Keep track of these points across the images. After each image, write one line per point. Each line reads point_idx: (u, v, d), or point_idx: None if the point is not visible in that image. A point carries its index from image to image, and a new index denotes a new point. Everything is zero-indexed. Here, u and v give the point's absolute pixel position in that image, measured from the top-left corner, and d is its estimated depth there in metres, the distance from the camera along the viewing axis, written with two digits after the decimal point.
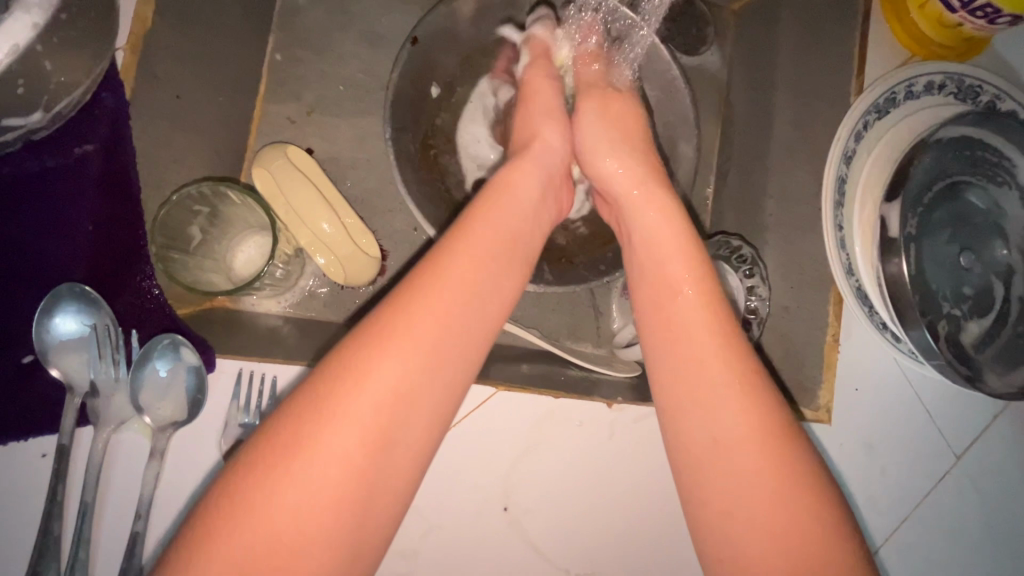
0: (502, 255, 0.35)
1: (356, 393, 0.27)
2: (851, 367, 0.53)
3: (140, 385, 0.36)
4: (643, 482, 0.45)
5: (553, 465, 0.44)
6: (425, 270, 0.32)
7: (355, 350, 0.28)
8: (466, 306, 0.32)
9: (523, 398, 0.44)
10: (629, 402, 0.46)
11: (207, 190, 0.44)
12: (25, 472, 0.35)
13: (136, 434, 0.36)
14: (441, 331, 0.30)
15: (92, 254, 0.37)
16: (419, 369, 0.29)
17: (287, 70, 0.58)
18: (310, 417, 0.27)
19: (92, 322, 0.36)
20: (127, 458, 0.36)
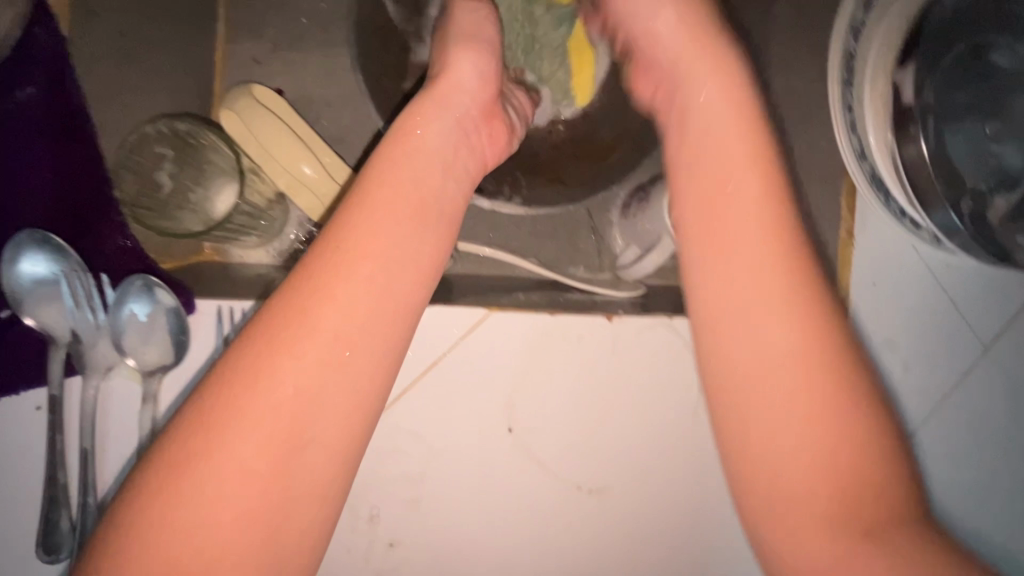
0: (411, 224, 0.31)
1: (256, 394, 0.26)
2: (866, 257, 0.49)
3: (119, 331, 0.36)
4: (649, 393, 0.44)
5: (553, 383, 0.43)
6: (321, 249, 0.29)
7: (252, 351, 0.27)
8: (374, 286, 0.29)
9: (515, 318, 0.43)
10: (629, 314, 0.44)
11: (165, 129, 0.42)
12: (22, 424, 0.35)
13: (127, 380, 0.36)
14: (347, 316, 0.28)
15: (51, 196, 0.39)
16: (321, 365, 0.27)
17: None
18: (209, 420, 0.26)
19: (60, 268, 0.35)
20: (121, 403, 0.36)
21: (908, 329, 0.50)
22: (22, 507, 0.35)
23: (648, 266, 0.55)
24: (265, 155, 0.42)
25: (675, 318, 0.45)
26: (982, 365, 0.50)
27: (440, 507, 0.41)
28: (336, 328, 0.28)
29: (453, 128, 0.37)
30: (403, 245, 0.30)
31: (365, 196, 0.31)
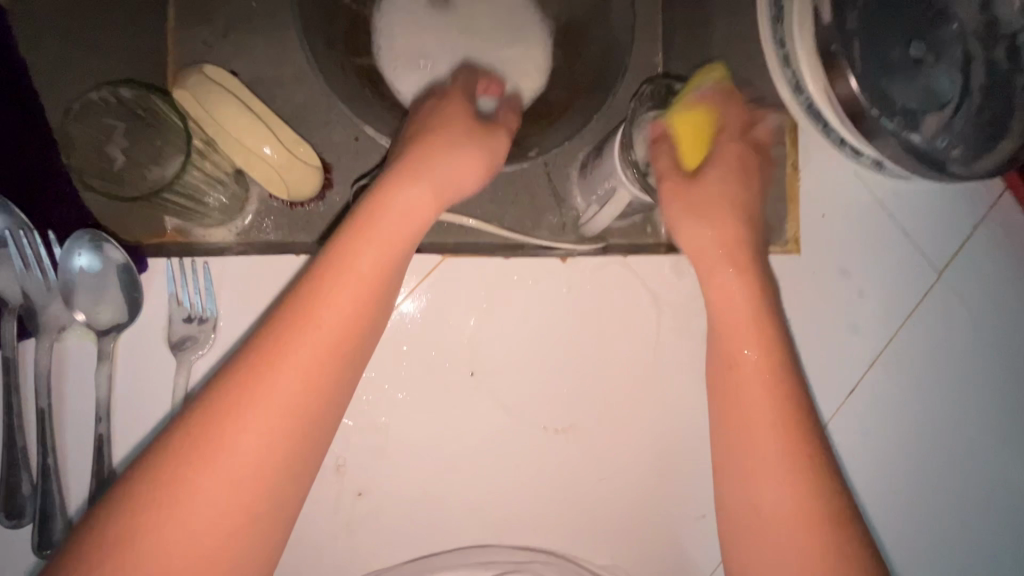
0: (370, 304, 0.35)
1: (218, 454, 0.30)
2: (812, 196, 0.51)
3: (69, 286, 0.40)
4: (603, 327, 0.44)
5: (512, 326, 0.43)
6: (286, 318, 0.33)
7: (220, 418, 0.30)
8: (338, 364, 0.33)
9: (468, 263, 0.43)
10: (584, 255, 0.45)
11: (109, 97, 0.43)
12: None
13: (81, 340, 0.41)
14: (298, 387, 0.32)
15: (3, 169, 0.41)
16: (276, 435, 0.31)
17: None
18: (171, 470, 0.29)
19: (10, 230, 0.39)
20: (77, 362, 0.41)
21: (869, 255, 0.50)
22: None
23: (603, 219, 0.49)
24: (220, 131, 0.41)
25: (630, 257, 0.45)
26: (942, 286, 0.51)
27: (409, 459, 0.42)
28: (285, 401, 0.31)
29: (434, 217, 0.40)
30: (361, 322, 0.35)
31: (333, 270, 0.34)
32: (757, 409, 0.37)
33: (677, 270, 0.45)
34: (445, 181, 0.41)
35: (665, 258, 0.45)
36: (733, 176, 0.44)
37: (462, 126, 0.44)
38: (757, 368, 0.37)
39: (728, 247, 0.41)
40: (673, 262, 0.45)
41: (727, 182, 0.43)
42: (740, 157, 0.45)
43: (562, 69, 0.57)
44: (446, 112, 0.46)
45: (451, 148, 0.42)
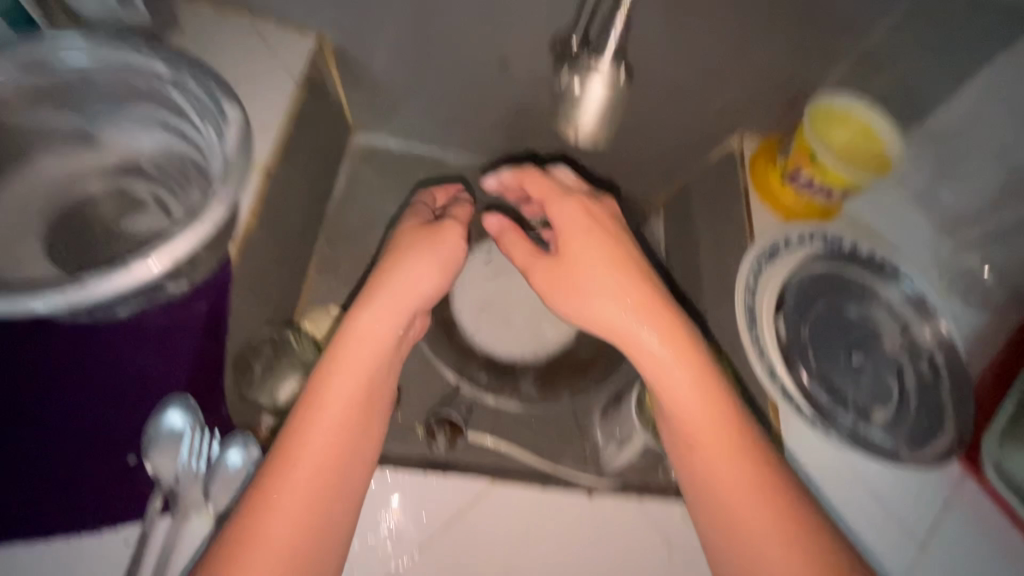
0: (342, 432, 0.46)
1: (260, 529, 0.41)
2: (815, 461, 0.59)
3: (211, 477, 0.48)
4: (622, 555, 0.53)
5: (549, 552, 0.53)
6: (281, 455, 0.44)
7: (233, 550, 0.40)
8: (328, 485, 0.44)
9: (514, 491, 0.55)
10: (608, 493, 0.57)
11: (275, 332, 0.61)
12: (111, 554, 0.45)
13: (200, 522, 0.47)
14: (317, 472, 0.44)
15: (194, 379, 0.51)
16: (303, 518, 0.42)
17: (331, 256, 0.78)
18: (231, 563, 0.40)
19: (188, 424, 0.48)
20: (191, 541, 0.46)
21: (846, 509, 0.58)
22: None
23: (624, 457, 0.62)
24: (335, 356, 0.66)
25: (646, 500, 0.56)
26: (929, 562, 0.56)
27: None
28: (297, 503, 0.43)
29: (434, 286, 0.52)
30: (333, 449, 0.45)
31: (297, 426, 0.45)
32: (722, 467, 0.47)
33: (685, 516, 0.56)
34: (445, 262, 0.53)
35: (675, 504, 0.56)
36: (642, 279, 0.50)
37: (440, 228, 0.54)
38: (711, 467, 0.47)
39: (681, 361, 0.48)
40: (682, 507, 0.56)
41: (608, 280, 0.49)
42: (604, 214, 0.53)
43: (590, 332, 0.77)
44: (415, 259, 0.52)
45: (422, 250, 0.52)
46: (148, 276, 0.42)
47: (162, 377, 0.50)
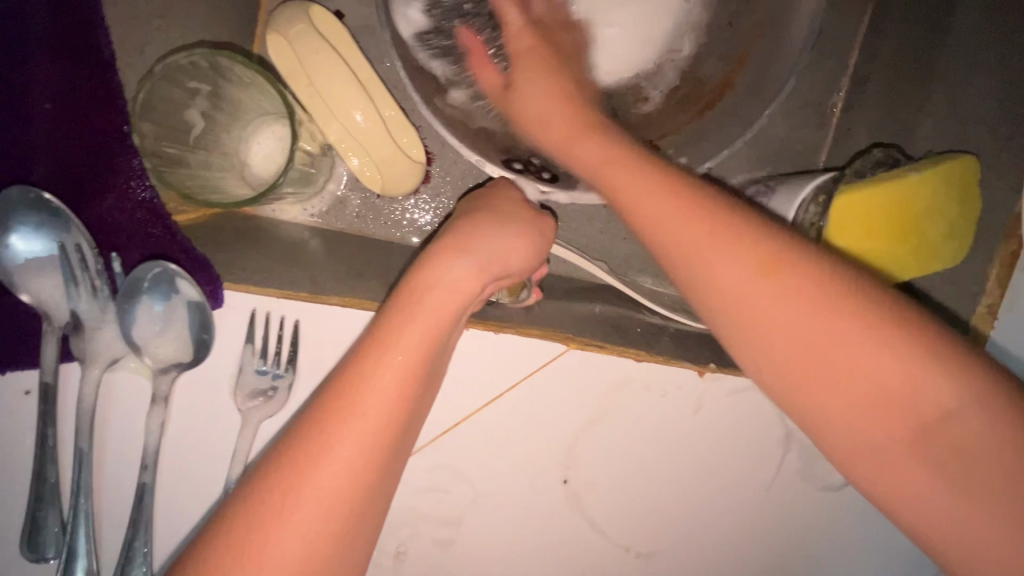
0: (414, 386, 0.34)
1: (261, 560, 0.28)
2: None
3: (128, 318, 0.39)
4: (718, 468, 0.51)
5: (640, 495, 0.50)
6: (333, 409, 0.31)
7: (256, 507, 0.29)
8: (366, 447, 0.30)
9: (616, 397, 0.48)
10: (719, 371, 0.49)
11: (209, 65, 0.45)
12: (127, 395, 0.40)
13: (134, 374, 0.40)
14: (345, 468, 0.30)
15: (55, 142, 0.38)
16: (377, 440, 0.31)
17: (395, 76, 0.61)
18: (280, 469, 0.30)
19: (166, 303, 0.39)
20: (123, 393, 0.40)
21: (846, 550, 0.55)
22: (125, 473, 0.41)
23: None
24: (345, 132, 0.54)
25: None
26: None
27: (558, 566, 0.50)
28: (322, 512, 0.29)
29: (479, 289, 0.41)
30: (383, 384, 0.32)
31: (371, 352, 0.33)
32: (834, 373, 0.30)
33: None
34: (489, 260, 0.42)
35: None
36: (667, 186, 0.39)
37: (506, 210, 0.48)
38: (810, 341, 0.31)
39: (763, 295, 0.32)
40: None
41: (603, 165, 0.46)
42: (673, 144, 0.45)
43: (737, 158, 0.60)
44: (507, 198, 0.50)
45: (495, 230, 0.45)
46: (37, 282, 0.37)
47: (31, 99, 0.37)
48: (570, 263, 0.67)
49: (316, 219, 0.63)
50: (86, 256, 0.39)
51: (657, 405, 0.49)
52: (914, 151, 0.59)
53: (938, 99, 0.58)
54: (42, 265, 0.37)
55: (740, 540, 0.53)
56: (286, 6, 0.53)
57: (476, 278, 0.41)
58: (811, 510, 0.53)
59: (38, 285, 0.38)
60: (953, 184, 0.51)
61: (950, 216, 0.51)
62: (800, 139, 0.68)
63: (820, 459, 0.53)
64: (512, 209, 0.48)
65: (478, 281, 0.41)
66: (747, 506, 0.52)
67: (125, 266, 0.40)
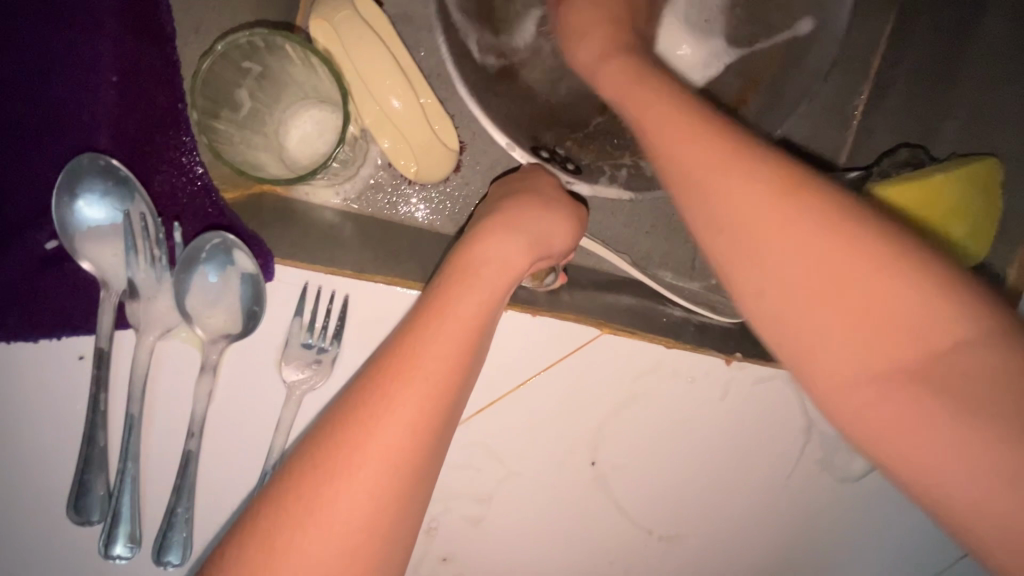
0: (466, 357, 0.34)
1: (326, 513, 0.29)
2: None
3: (184, 288, 0.39)
4: (741, 455, 0.52)
5: (664, 479, 0.51)
6: (390, 376, 0.32)
7: (319, 464, 0.30)
8: (423, 412, 0.31)
9: (645, 382, 0.49)
10: (746, 360, 0.51)
11: (260, 45, 0.46)
12: (176, 365, 0.41)
13: (184, 343, 0.40)
14: (407, 425, 0.31)
15: (117, 115, 0.39)
16: (432, 406, 0.32)
17: (431, 65, 0.62)
18: (341, 429, 0.31)
19: (222, 273, 0.40)
20: (174, 361, 0.41)
21: (860, 540, 0.56)
22: (169, 441, 0.42)
23: None
24: (384, 117, 0.55)
25: (795, 375, 0.52)
26: None
27: (582, 545, 0.51)
28: (385, 465, 0.30)
29: (525, 268, 0.42)
30: (437, 353, 0.33)
31: (424, 323, 0.34)
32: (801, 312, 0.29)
33: None
34: (537, 240, 0.44)
35: None
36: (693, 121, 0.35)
37: (548, 193, 0.49)
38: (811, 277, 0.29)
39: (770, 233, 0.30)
40: None
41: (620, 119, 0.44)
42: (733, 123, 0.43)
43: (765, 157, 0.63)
44: (545, 183, 0.51)
45: (540, 212, 0.46)
46: (104, 247, 0.39)
47: (99, 71, 0.38)
48: (594, 255, 0.68)
49: (348, 204, 0.62)
50: (147, 223, 0.39)
51: (684, 392, 0.50)
52: (939, 153, 0.60)
53: (964, 103, 0.59)
54: (110, 230, 0.39)
55: (759, 527, 0.54)
56: None
57: (522, 257, 0.42)
58: (827, 499, 0.55)
59: (103, 251, 0.39)
60: (979, 182, 0.53)
61: (977, 211, 0.53)
62: (823, 139, 0.70)
63: (839, 450, 0.54)
64: (552, 194, 0.49)
65: (524, 260, 0.42)
66: (767, 494, 0.54)
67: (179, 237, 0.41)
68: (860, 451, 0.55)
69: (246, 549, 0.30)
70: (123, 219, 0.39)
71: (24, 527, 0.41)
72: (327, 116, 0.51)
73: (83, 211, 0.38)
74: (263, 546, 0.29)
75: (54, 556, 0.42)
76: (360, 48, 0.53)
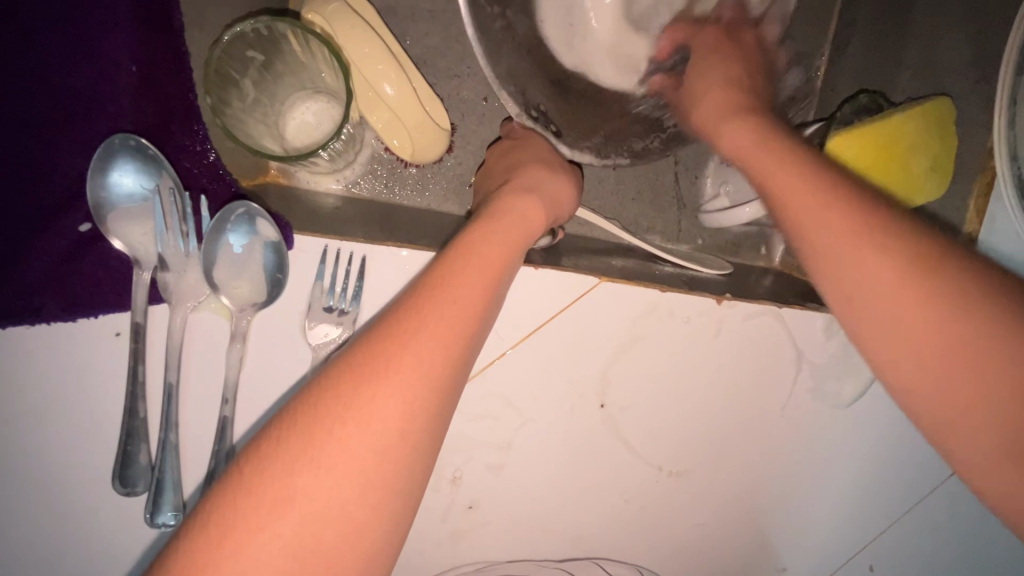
0: (487, 284, 0.37)
1: (361, 415, 0.31)
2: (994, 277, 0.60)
3: (210, 258, 0.43)
4: (736, 389, 0.56)
5: (669, 417, 0.55)
6: (424, 297, 0.35)
7: (357, 371, 0.32)
8: (453, 330, 0.34)
9: (645, 325, 0.53)
10: (736, 299, 0.55)
11: (264, 36, 0.49)
12: (206, 335, 0.44)
13: (213, 312, 0.43)
14: (441, 340, 0.33)
15: (137, 102, 0.42)
16: (461, 326, 0.34)
17: (417, 53, 0.66)
18: (377, 341, 0.33)
19: (247, 240, 0.43)
20: (205, 331, 0.44)
21: (856, 465, 0.60)
22: (204, 410, 0.45)
23: (744, 214, 0.65)
24: (378, 99, 0.59)
25: (782, 309, 0.56)
26: None
27: (596, 486, 0.55)
28: (418, 373, 0.32)
29: (540, 220, 0.45)
30: (463, 278, 0.36)
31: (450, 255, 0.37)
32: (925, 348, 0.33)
33: (826, 333, 0.57)
34: (546, 197, 0.48)
35: (817, 322, 0.57)
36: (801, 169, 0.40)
37: (548, 156, 0.52)
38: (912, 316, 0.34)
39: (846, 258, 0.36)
40: (824, 325, 0.57)
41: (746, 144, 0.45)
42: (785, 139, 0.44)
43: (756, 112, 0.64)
44: (538, 145, 0.54)
45: (541, 172, 0.50)
46: (136, 218, 0.42)
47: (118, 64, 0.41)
48: (585, 222, 0.72)
49: (349, 189, 0.66)
50: (176, 195, 0.43)
51: (682, 332, 0.54)
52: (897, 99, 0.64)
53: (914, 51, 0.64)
54: (142, 202, 0.42)
55: (762, 457, 0.58)
56: None
57: (529, 204, 0.45)
58: (822, 427, 0.58)
59: (136, 222, 0.42)
60: (933, 122, 0.57)
61: (933, 153, 0.57)
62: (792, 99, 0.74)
63: (828, 378, 0.58)
64: (549, 154, 0.53)
65: (531, 207, 0.45)
66: (763, 425, 0.57)
67: (203, 213, 0.44)
68: (848, 379, 0.58)
69: (278, 448, 0.30)
70: (153, 191, 0.42)
71: (73, 501, 0.44)
72: (324, 105, 0.56)
73: (115, 186, 0.41)
74: (296, 445, 0.30)
75: (102, 525, 0.44)
76: (352, 37, 0.56)
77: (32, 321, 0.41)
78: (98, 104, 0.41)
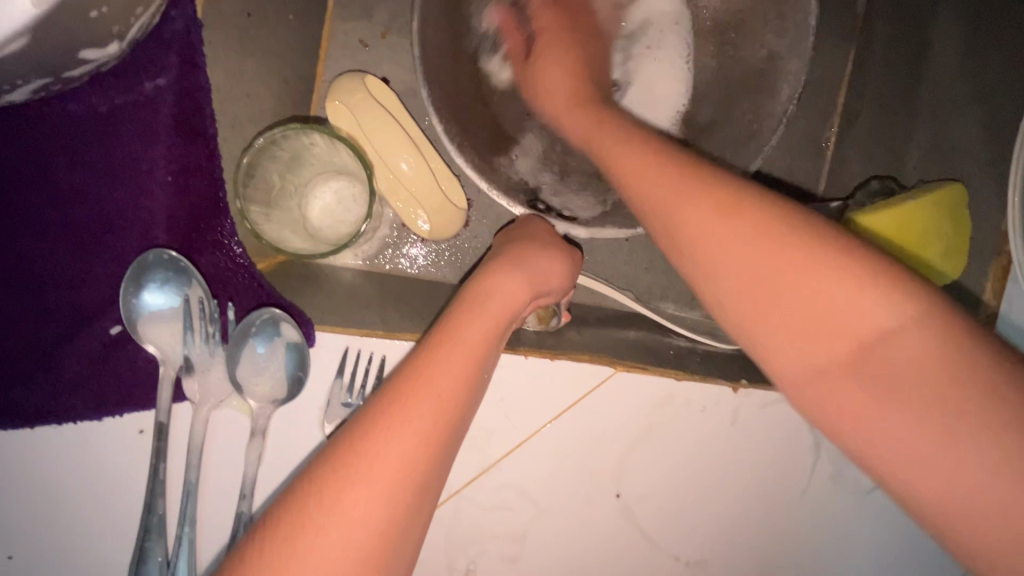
0: (472, 369, 0.37)
1: (338, 519, 0.30)
2: None
3: (235, 360, 0.43)
4: (754, 476, 0.55)
5: (686, 504, 0.54)
6: (405, 389, 0.34)
7: (337, 470, 0.31)
8: (436, 424, 0.34)
9: (660, 412, 0.53)
10: (751, 386, 0.54)
11: (291, 135, 0.51)
12: (229, 433, 0.44)
13: (235, 411, 0.44)
14: (419, 437, 0.33)
15: (168, 211, 0.44)
16: (444, 417, 0.34)
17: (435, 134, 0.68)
18: (358, 435, 0.32)
19: (271, 342, 0.44)
20: (225, 427, 0.44)
21: (880, 550, 0.58)
22: (221, 506, 0.44)
23: None
24: (398, 181, 0.60)
25: None
26: None
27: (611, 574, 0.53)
28: (397, 469, 0.31)
29: (526, 302, 0.46)
30: (447, 366, 0.36)
31: (436, 344, 0.38)
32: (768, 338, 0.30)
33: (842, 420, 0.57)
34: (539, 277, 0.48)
35: None
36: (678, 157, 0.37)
37: (542, 235, 0.53)
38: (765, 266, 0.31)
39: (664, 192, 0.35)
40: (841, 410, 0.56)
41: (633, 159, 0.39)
42: None
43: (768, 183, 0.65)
44: (540, 226, 0.55)
45: (539, 252, 0.50)
46: (169, 325, 0.43)
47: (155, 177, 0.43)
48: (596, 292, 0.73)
49: (366, 264, 0.67)
50: (209, 302, 0.44)
51: (698, 420, 0.54)
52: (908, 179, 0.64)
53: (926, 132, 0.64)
54: (175, 311, 0.43)
55: (781, 543, 0.57)
56: (342, 76, 0.59)
57: (519, 285, 0.45)
58: (840, 513, 0.57)
59: (168, 329, 0.43)
60: (944, 206, 0.57)
61: (946, 234, 0.57)
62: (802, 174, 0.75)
63: (847, 463, 0.57)
64: (544, 232, 0.54)
65: (521, 287, 0.46)
66: (781, 511, 0.56)
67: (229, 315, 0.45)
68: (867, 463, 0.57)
69: (259, 554, 0.30)
70: (185, 298, 0.44)
71: None
72: (345, 192, 0.58)
73: (150, 295, 0.43)
74: (276, 550, 0.30)
75: None
76: (373, 123, 0.58)
77: (59, 423, 0.42)
78: (135, 216, 0.43)
